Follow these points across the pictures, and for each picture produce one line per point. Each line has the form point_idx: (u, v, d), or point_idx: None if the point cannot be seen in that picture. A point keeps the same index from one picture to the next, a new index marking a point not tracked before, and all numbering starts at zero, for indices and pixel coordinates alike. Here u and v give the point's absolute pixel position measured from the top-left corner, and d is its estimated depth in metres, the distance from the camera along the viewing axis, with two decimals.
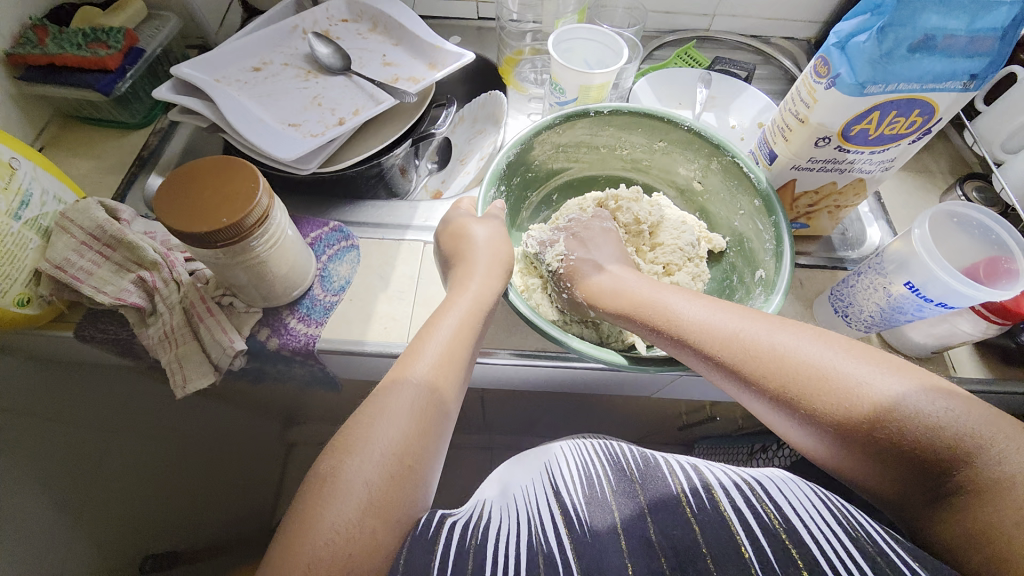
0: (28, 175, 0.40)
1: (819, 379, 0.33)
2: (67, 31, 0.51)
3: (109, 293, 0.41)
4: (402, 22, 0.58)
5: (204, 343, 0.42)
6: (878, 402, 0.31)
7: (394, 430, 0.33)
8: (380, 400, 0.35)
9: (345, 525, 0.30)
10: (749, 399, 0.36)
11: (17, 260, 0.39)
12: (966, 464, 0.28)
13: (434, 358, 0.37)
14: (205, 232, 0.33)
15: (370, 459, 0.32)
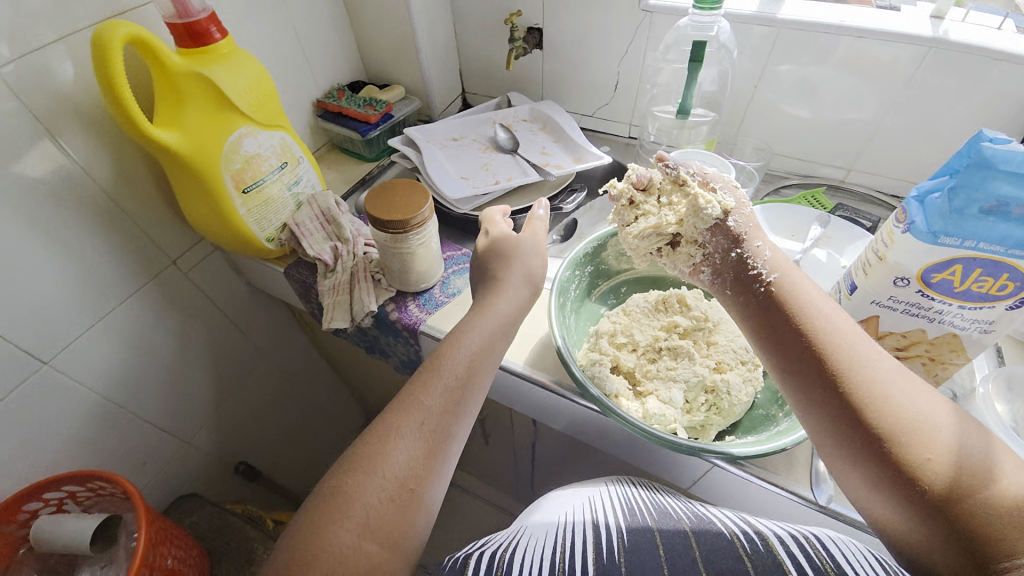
0: (304, 169, 0.64)
1: (875, 374, 0.34)
2: (356, 97, 0.80)
3: (315, 249, 0.61)
4: (564, 128, 0.76)
5: (352, 299, 0.59)
6: (933, 415, 0.32)
7: (409, 454, 0.37)
8: (394, 423, 0.38)
9: (353, 536, 0.33)
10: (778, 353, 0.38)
11: (279, 213, 0.61)
12: (1018, 501, 0.28)
13: (453, 380, 0.41)
14: (386, 219, 0.50)
15: (381, 484, 0.35)
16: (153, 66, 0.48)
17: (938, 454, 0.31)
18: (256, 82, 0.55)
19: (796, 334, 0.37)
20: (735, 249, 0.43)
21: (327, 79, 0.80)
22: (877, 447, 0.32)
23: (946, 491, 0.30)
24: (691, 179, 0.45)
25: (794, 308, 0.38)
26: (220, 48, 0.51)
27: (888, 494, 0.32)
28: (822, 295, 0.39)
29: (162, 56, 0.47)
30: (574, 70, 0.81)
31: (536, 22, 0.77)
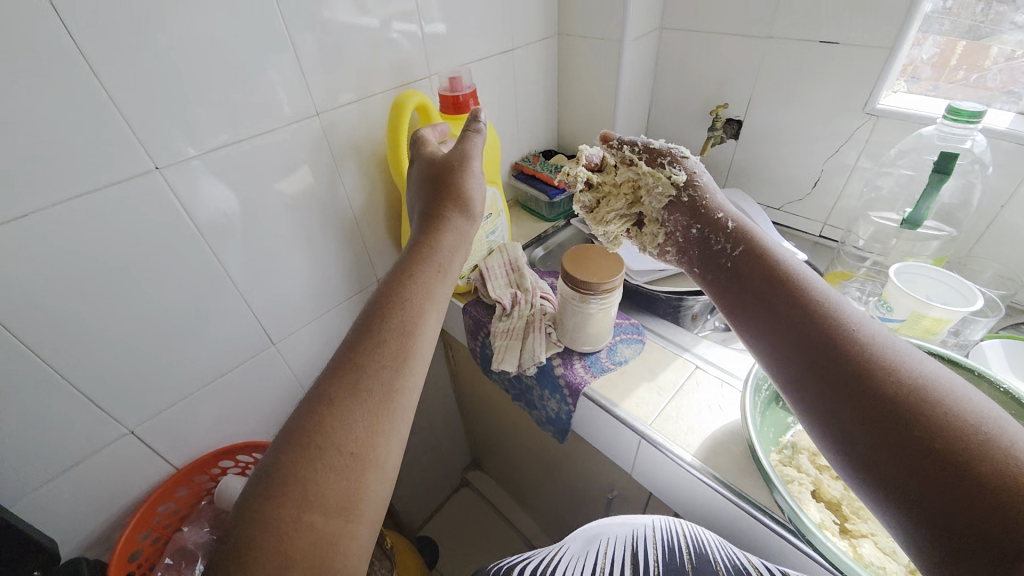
0: (502, 221, 0.72)
1: (858, 335, 0.34)
2: (548, 163, 0.89)
3: (497, 292, 0.67)
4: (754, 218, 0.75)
5: (523, 345, 0.61)
6: (902, 364, 0.32)
7: (356, 429, 0.36)
8: (337, 404, 0.36)
9: (299, 520, 0.32)
10: (777, 346, 0.38)
11: (474, 255, 0.69)
12: (996, 455, 0.27)
13: (401, 342, 0.40)
14: (583, 280, 0.54)
15: (324, 460, 0.34)
16: (422, 128, 0.59)
17: (927, 411, 0.30)
18: (488, 145, 0.64)
19: (783, 291, 0.38)
20: (707, 220, 0.45)
21: (528, 145, 0.91)
22: (832, 394, 0.33)
23: (953, 460, 0.28)
24: (636, 157, 0.50)
25: (779, 276, 0.39)
26: (469, 117, 0.61)
27: (883, 459, 0.31)
28: (789, 258, 0.40)
29: (431, 122, 0.58)
30: (769, 163, 0.80)
31: (737, 115, 0.80)
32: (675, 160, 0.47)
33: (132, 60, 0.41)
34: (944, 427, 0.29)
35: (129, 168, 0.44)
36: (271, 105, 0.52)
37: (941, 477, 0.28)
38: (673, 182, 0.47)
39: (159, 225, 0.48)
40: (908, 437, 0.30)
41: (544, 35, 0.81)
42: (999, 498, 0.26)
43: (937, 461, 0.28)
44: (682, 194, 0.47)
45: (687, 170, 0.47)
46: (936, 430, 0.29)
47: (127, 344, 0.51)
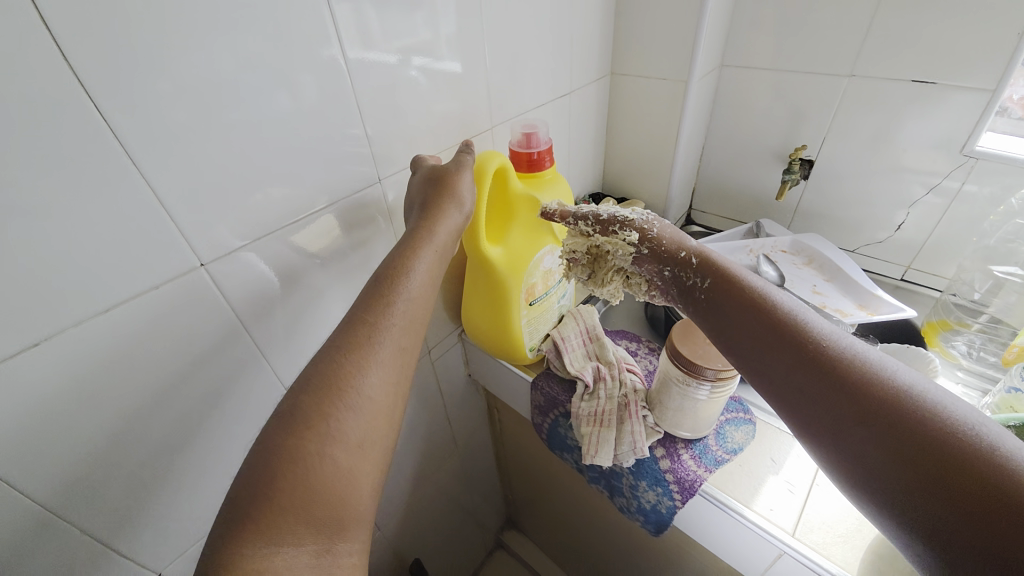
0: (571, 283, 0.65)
1: (798, 321, 0.36)
2: None
3: (576, 367, 0.59)
4: (841, 266, 0.69)
5: (618, 433, 0.53)
6: (885, 375, 0.32)
7: (360, 395, 0.33)
8: (336, 366, 0.33)
9: (299, 495, 0.29)
10: (747, 343, 0.38)
11: (544, 324, 0.62)
12: (976, 448, 0.27)
13: (405, 313, 0.38)
14: (697, 363, 0.46)
15: (350, 413, 0.33)
16: (498, 189, 0.53)
17: (924, 435, 0.29)
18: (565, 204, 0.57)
19: (746, 320, 0.38)
20: (672, 266, 0.45)
21: (576, 190, 0.86)
22: (817, 406, 0.33)
23: (961, 478, 0.27)
24: (619, 228, 0.48)
25: (746, 304, 0.39)
26: (546, 174, 0.55)
27: (874, 474, 0.30)
28: (760, 286, 0.39)
29: (510, 183, 0.51)
30: (842, 202, 0.78)
31: (811, 155, 0.77)
32: (620, 224, 0.48)
33: (190, 138, 0.34)
34: (943, 447, 0.28)
35: (178, 264, 0.36)
36: (334, 173, 0.46)
37: (942, 506, 0.27)
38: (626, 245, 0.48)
39: (209, 326, 0.40)
40: (901, 453, 0.29)
41: (599, 74, 0.78)
42: (994, 501, 0.26)
43: (939, 470, 0.28)
44: (600, 242, 0.50)
45: (634, 227, 0.47)
46: (930, 445, 0.28)
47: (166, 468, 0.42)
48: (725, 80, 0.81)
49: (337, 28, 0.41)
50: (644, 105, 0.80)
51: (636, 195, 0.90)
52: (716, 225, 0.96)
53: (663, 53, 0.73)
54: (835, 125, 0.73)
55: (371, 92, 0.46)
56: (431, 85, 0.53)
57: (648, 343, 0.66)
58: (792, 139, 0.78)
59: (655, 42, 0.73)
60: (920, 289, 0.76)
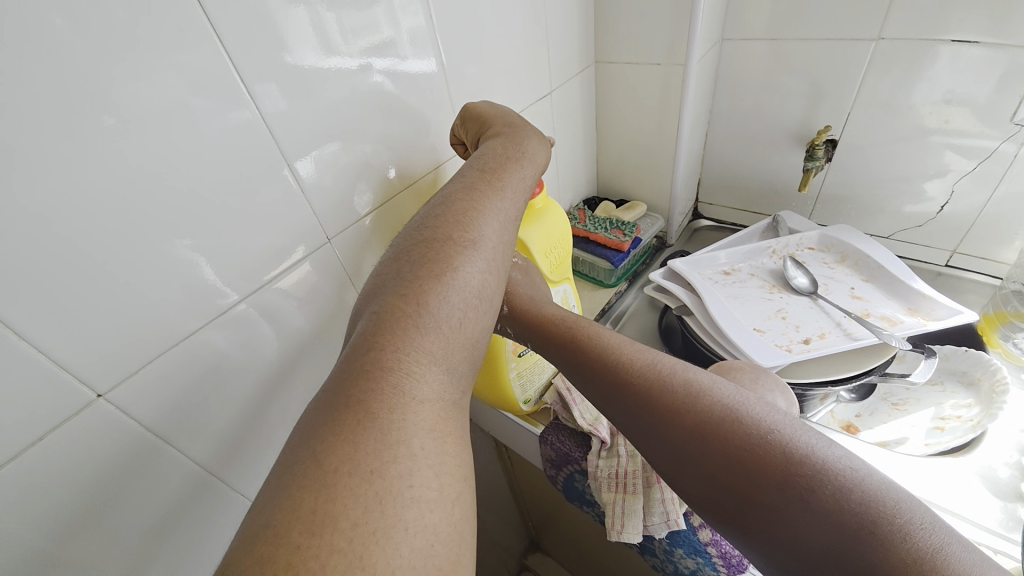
0: None
1: (626, 358, 0.33)
2: (597, 218, 0.74)
3: (589, 420, 0.51)
4: (882, 263, 0.59)
5: (647, 500, 0.45)
6: (723, 407, 0.29)
7: (497, 238, 0.34)
8: (475, 209, 0.34)
9: (460, 326, 0.30)
10: (594, 385, 0.34)
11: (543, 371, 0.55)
12: (820, 472, 0.25)
13: (515, 181, 0.39)
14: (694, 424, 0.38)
15: (480, 260, 0.32)
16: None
17: (764, 468, 0.26)
18: (557, 238, 0.49)
19: (586, 367, 0.34)
20: (504, 321, 0.41)
21: (569, 199, 0.77)
22: (672, 445, 0.30)
23: (809, 520, 0.25)
24: None
25: (582, 352, 0.35)
26: (536, 203, 0.47)
27: (733, 512, 0.28)
28: (570, 320, 0.37)
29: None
30: (874, 183, 0.69)
31: (834, 135, 0.68)
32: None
33: (48, 248, 0.26)
34: (785, 481, 0.26)
35: (66, 406, 0.28)
36: (271, 243, 0.38)
37: (798, 555, 0.25)
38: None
39: (127, 462, 0.32)
40: (757, 487, 0.26)
41: (582, 67, 0.68)
42: (848, 534, 0.23)
43: (791, 501, 0.25)
44: None
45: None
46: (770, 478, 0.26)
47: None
48: (726, 56, 0.71)
49: (248, 88, 0.32)
50: (637, 95, 0.70)
51: (637, 194, 0.81)
52: (728, 217, 0.87)
53: (653, 34, 0.63)
54: (861, 98, 0.63)
55: (306, 139, 0.38)
56: (393, 109, 0.44)
57: None
58: (812, 118, 0.68)
59: (643, 25, 0.63)
60: (968, 274, 0.68)
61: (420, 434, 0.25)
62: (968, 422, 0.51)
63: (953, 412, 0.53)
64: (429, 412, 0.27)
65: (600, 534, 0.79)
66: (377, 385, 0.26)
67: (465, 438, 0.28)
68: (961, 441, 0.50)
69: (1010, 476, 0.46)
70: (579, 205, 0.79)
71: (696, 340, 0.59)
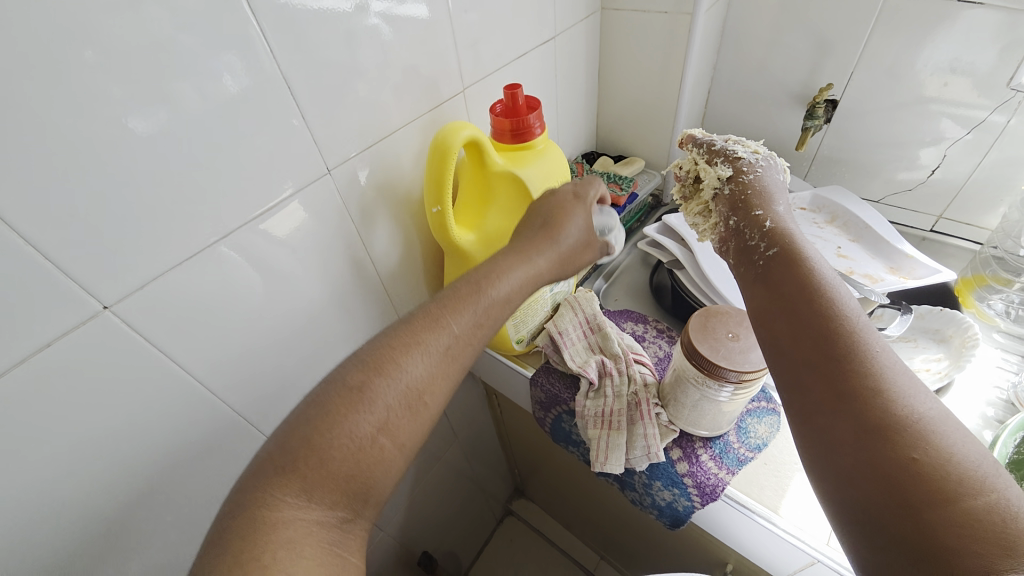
0: None
1: (840, 301, 0.33)
2: (595, 172, 0.74)
3: (578, 363, 0.53)
4: (870, 224, 0.61)
5: (631, 435, 0.48)
6: (903, 379, 0.29)
7: (428, 363, 0.33)
8: (394, 355, 0.32)
9: (341, 458, 0.29)
10: (791, 304, 0.34)
11: (535, 314, 0.56)
12: (975, 470, 0.26)
13: (483, 301, 0.36)
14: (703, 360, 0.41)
15: (394, 390, 0.31)
16: (474, 173, 0.46)
17: (911, 415, 0.28)
18: (557, 183, 0.49)
19: (789, 288, 0.34)
20: (757, 208, 0.40)
21: (568, 153, 0.77)
22: (828, 370, 0.30)
23: (927, 466, 0.26)
24: (729, 156, 0.44)
25: (809, 286, 0.34)
26: (537, 145, 0.47)
27: (840, 433, 0.29)
28: (826, 271, 0.35)
29: (485, 161, 0.44)
30: (869, 147, 0.69)
31: (835, 95, 0.68)
32: (727, 157, 0.44)
33: (44, 154, 0.26)
34: (924, 432, 0.27)
35: (71, 312, 0.30)
36: (270, 173, 0.38)
37: (889, 488, 0.26)
38: (722, 181, 0.44)
39: (130, 374, 0.34)
40: (895, 441, 0.27)
41: (587, 13, 0.67)
42: (971, 513, 0.24)
43: (927, 469, 0.26)
44: (705, 164, 0.46)
45: (737, 164, 0.43)
46: (916, 422, 0.27)
47: (115, 536, 0.38)
48: (734, 11, 0.69)
49: None
50: (641, 46, 0.69)
51: (636, 151, 0.81)
52: None
53: None
54: (864, 59, 0.63)
55: (309, 70, 0.37)
56: (396, 44, 0.44)
57: (656, 324, 0.61)
58: (814, 78, 0.68)
59: None
60: (951, 240, 0.70)
61: (279, 554, 0.25)
62: (937, 373, 0.54)
63: (923, 365, 0.55)
64: (300, 534, 0.26)
65: (583, 480, 0.83)
66: (245, 518, 0.26)
67: (341, 560, 0.27)
68: None
69: (977, 427, 0.50)
70: (577, 159, 0.79)
71: (685, 294, 0.61)
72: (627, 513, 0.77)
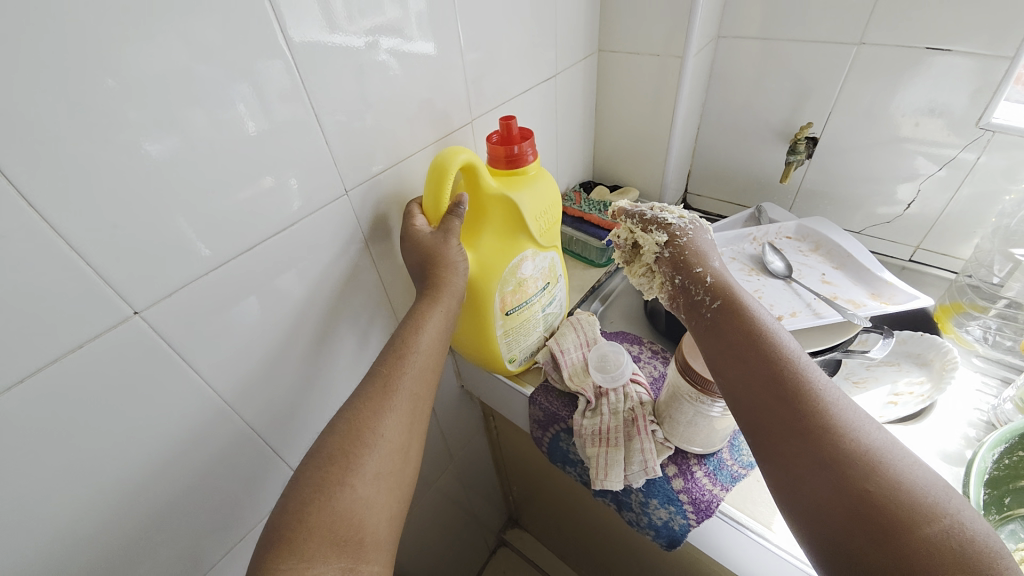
0: (559, 286, 0.60)
1: (781, 346, 0.37)
2: (592, 200, 0.78)
3: (576, 382, 0.55)
4: (851, 252, 0.65)
5: (628, 452, 0.49)
6: (843, 414, 0.33)
7: (396, 430, 0.38)
8: (358, 426, 0.37)
9: (324, 527, 0.33)
10: (740, 353, 0.38)
11: (525, 336, 0.58)
12: (918, 491, 0.30)
13: (419, 365, 0.41)
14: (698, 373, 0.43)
15: (368, 456, 0.36)
16: (468, 192, 0.48)
17: (861, 447, 0.32)
18: (547, 206, 0.52)
19: (738, 337, 0.38)
20: (697, 269, 0.43)
21: (566, 182, 0.81)
22: (782, 415, 0.34)
23: (884, 496, 0.30)
24: (658, 225, 0.47)
25: (752, 333, 0.38)
26: (528, 170, 0.50)
27: (805, 475, 0.32)
28: (764, 316, 0.39)
29: (479, 183, 0.47)
30: (850, 181, 0.74)
31: (816, 133, 0.73)
32: (661, 224, 0.47)
33: (99, 169, 0.29)
34: (876, 464, 0.31)
35: (105, 313, 0.32)
36: (291, 192, 0.41)
37: (857, 523, 0.30)
38: (659, 246, 0.46)
39: (153, 376, 0.36)
40: (851, 475, 0.31)
41: (585, 54, 0.72)
42: (926, 534, 0.28)
43: (880, 496, 0.30)
44: (637, 231, 0.48)
45: (670, 230, 0.47)
46: (865, 454, 0.31)
47: (117, 539, 0.39)
48: (721, 55, 0.75)
49: (281, 26, 0.35)
50: (634, 85, 0.74)
51: (630, 182, 0.85)
52: (714, 208, 0.91)
53: (654, 28, 0.67)
54: (841, 101, 0.68)
55: (333, 98, 0.41)
56: (412, 78, 0.48)
57: (651, 345, 0.63)
58: (796, 117, 0.73)
59: (643, 19, 0.67)
60: (929, 270, 0.73)
61: None
62: (920, 396, 0.56)
63: (907, 388, 0.57)
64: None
65: (578, 505, 0.83)
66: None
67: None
68: (913, 411, 0.54)
69: (958, 446, 0.52)
70: (575, 188, 0.83)
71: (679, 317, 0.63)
72: (621, 538, 0.77)
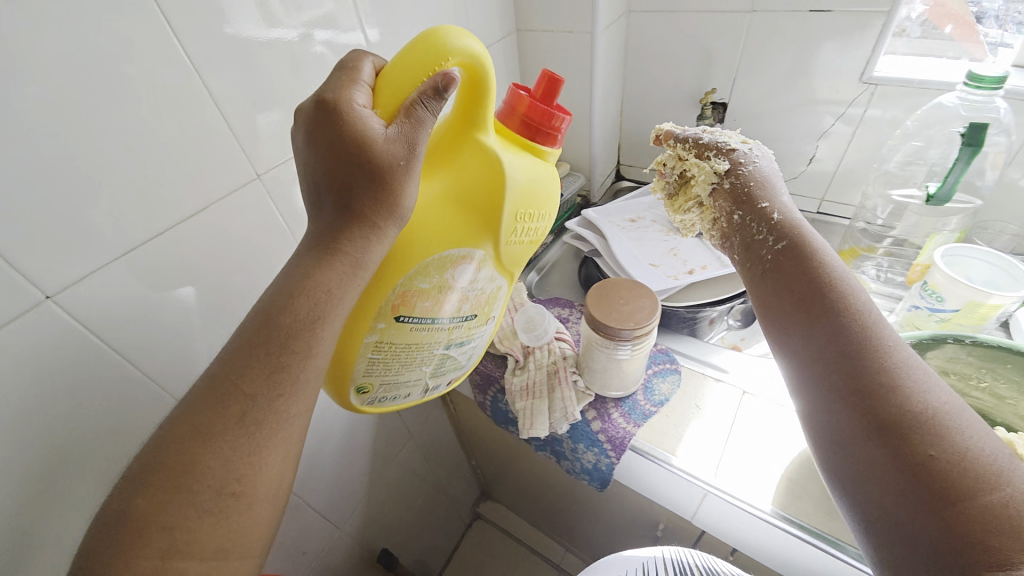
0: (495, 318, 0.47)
1: (844, 293, 0.35)
2: None
3: (505, 344, 0.59)
4: None
5: (551, 400, 0.53)
6: (914, 375, 0.30)
7: (265, 469, 0.30)
8: (194, 469, 0.28)
9: None
10: (801, 300, 0.36)
11: (395, 357, 0.40)
12: (989, 463, 0.26)
13: (302, 379, 0.31)
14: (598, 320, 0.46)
15: (201, 513, 0.28)
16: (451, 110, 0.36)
17: (926, 408, 0.29)
18: (537, 201, 0.40)
19: (799, 283, 0.37)
20: (763, 206, 0.42)
21: None
22: (836, 365, 0.32)
23: (943, 461, 0.27)
24: (711, 149, 0.46)
25: (814, 280, 0.36)
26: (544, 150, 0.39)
27: (853, 429, 0.31)
28: (834, 265, 0.37)
29: (477, 95, 0.34)
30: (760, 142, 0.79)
31: (723, 98, 0.77)
32: (721, 150, 0.45)
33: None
34: (941, 429, 0.28)
35: (16, 300, 0.31)
36: (213, 172, 0.40)
37: (909, 484, 0.28)
38: (718, 176, 0.45)
39: (74, 364, 0.35)
40: (906, 436, 0.28)
41: (502, 33, 0.74)
42: (983, 505, 0.25)
43: (936, 461, 0.27)
44: (694, 159, 0.47)
45: (732, 157, 0.45)
46: (931, 414, 0.29)
47: (60, 540, 0.38)
48: (634, 27, 0.78)
49: (173, 28, 0.34)
50: (553, 61, 0.77)
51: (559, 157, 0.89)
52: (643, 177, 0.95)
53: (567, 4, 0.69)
54: (745, 65, 0.72)
55: (244, 86, 0.41)
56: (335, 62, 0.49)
57: (580, 307, 0.67)
58: (704, 82, 0.77)
59: None
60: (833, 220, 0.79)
61: None
62: None
63: None
64: None
65: (532, 468, 0.87)
66: None
67: None
68: None
69: None
70: None
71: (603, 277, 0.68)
72: (572, 493, 0.82)
